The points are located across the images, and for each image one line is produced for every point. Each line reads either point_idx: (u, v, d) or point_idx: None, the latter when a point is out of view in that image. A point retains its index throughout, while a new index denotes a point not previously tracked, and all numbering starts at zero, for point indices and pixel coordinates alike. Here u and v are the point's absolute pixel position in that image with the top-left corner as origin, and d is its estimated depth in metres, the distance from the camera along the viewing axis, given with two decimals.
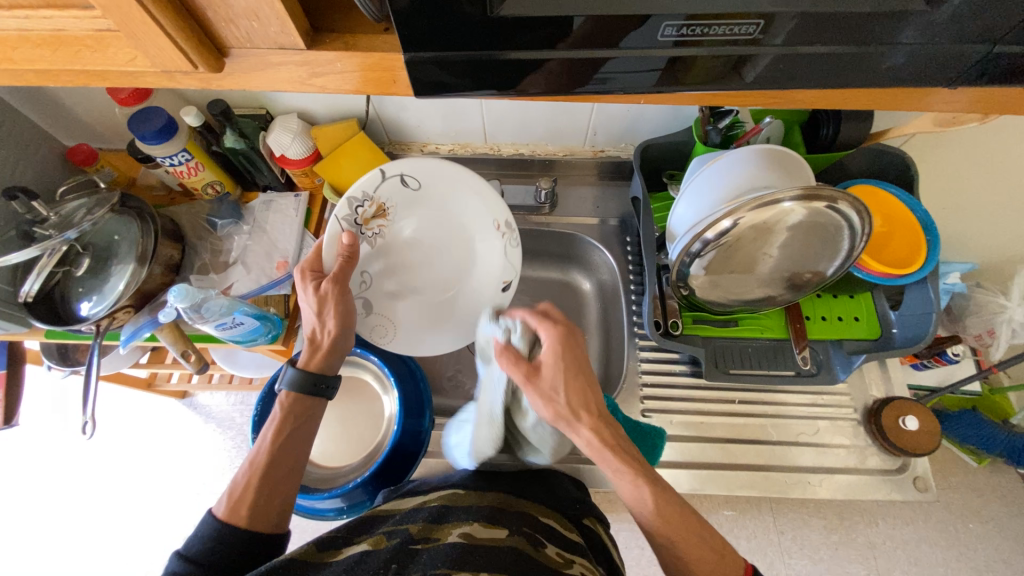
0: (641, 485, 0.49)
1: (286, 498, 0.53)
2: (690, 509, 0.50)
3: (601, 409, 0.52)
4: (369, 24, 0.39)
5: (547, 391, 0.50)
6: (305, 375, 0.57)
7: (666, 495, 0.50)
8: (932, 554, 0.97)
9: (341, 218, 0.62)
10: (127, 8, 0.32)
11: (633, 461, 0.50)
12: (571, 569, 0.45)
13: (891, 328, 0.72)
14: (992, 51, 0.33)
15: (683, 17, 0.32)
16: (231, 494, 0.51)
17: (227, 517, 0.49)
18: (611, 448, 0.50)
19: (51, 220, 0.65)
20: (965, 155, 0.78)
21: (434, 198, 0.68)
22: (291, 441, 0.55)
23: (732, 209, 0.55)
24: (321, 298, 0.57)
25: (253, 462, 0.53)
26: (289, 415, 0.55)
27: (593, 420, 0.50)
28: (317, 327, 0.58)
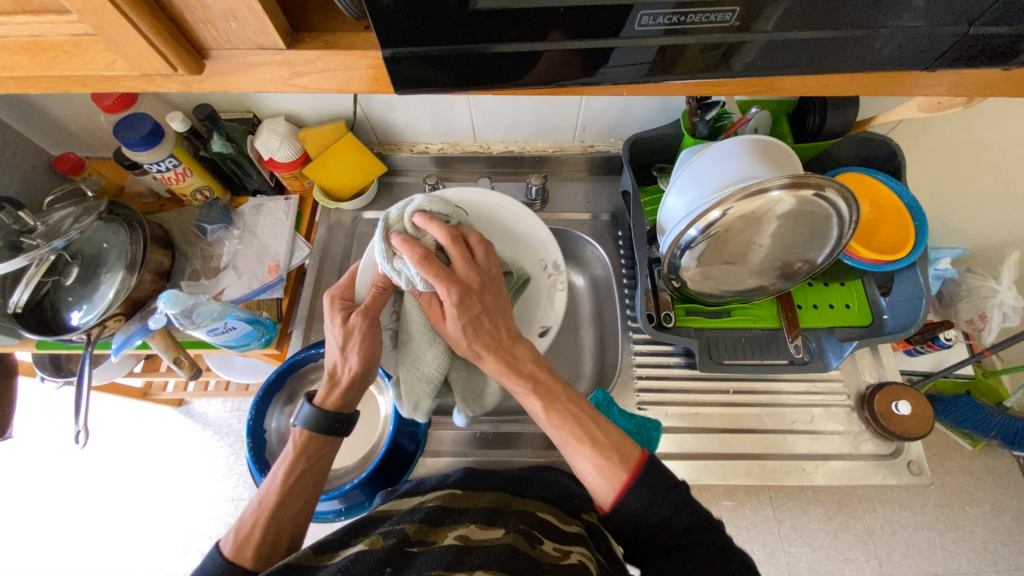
0: (538, 404, 0.56)
1: (292, 537, 0.53)
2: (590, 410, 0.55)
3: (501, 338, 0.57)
4: (349, 22, 0.39)
5: (452, 336, 0.57)
6: (320, 414, 0.56)
7: (562, 406, 0.55)
8: (930, 537, 0.98)
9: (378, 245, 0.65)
10: (102, 11, 0.32)
11: (530, 383, 0.56)
12: (568, 560, 0.46)
13: (882, 314, 0.73)
14: (968, 33, 0.33)
15: (667, 6, 0.32)
16: (239, 532, 0.52)
17: (233, 555, 0.50)
18: (511, 375, 0.57)
19: (38, 230, 0.65)
20: (952, 140, 0.79)
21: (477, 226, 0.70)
22: (301, 481, 0.55)
23: (721, 200, 0.56)
24: (347, 332, 0.57)
25: (262, 502, 0.54)
26: (301, 455, 0.55)
27: (493, 352, 0.57)
28: (338, 361, 0.58)
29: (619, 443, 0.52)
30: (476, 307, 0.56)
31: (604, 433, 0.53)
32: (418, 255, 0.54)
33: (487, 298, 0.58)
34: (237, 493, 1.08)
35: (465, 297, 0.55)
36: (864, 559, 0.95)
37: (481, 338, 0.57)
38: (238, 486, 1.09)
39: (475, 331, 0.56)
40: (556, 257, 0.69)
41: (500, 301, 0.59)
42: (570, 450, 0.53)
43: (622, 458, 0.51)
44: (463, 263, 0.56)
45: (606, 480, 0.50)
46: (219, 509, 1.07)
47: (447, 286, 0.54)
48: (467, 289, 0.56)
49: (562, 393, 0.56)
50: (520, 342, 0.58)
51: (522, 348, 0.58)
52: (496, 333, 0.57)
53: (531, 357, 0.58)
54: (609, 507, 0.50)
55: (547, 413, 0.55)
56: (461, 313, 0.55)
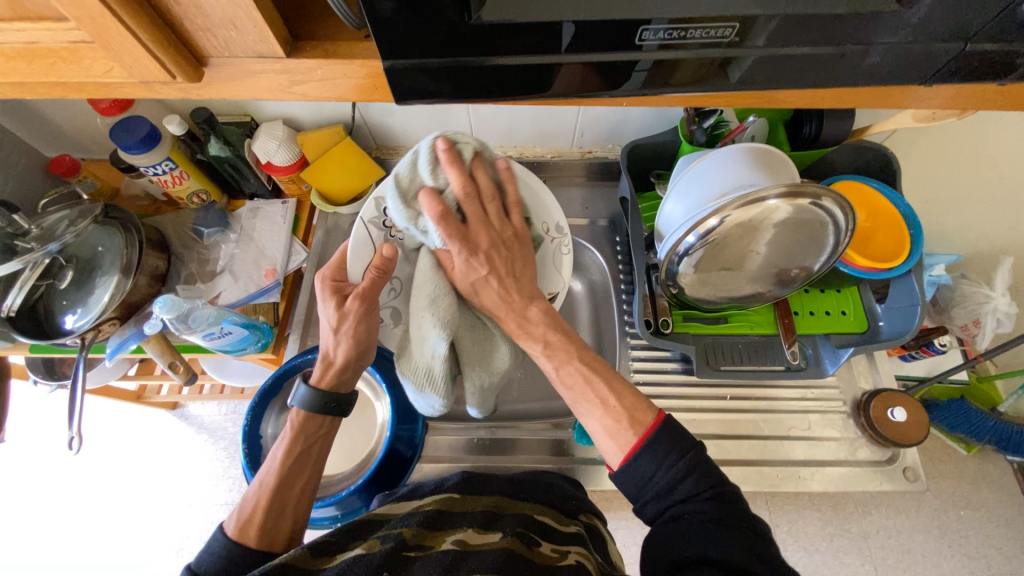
0: (548, 363, 0.56)
1: (295, 517, 0.53)
2: (603, 366, 0.56)
3: (516, 296, 0.57)
4: (349, 32, 0.39)
5: (469, 289, 0.57)
6: (318, 395, 0.56)
7: (573, 365, 0.55)
8: (925, 542, 0.98)
9: (369, 221, 0.61)
10: (100, 19, 0.32)
11: (540, 344, 0.56)
12: (565, 560, 0.46)
13: (878, 321, 0.73)
14: (964, 49, 0.34)
15: (666, 21, 0.32)
16: (241, 514, 0.52)
17: (238, 536, 0.50)
18: (521, 337, 0.57)
19: (33, 233, 0.65)
20: (946, 149, 0.80)
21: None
22: (300, 462, 0.55)
23: (719, 207, 0.56)
24: (342, 316, 0.54)
25: (263, 482, 0.53)
26: (301, 434, 0.55)
27: (504, 315, 0.57)
28: (331, 343, 0.56)
29: (630, 408, 0.52)
30: (484, 268, 0.56)
31: (616, 395, 0.53)
32: (433, 207, 0.53)
33: (497, 259, 0.57)
34: (231, 497, 1.07)
35: (472, 257, 0.55)
36: (860, 563, 0.96)
37: (492, 296, 0.57)
38: (232, 490, 1.08)
39: (485, 290, 0.57)
40: (559, 220, 0.68)
41: (512, 263, 0.57)
42: (582, 411, 0.54)
43: (631, 418, 0.51)
44: (477, 222, 0.56)
45: (615, 440, 0.51)
46: (213, 514, 1.06)
47: (456, 245, 0.54)
48: (475, 249, 0.55)
49: (574, 355, 0.55)
50: (531, 303, 0.57)
51: (535, 309, 0.57)
52: (506, 295, 0.57)
53: (542, 318, 0.57)
54: (619, 466, 0.50)
55: (558, 372, 0.56)
56: (470, 272, 0.56)
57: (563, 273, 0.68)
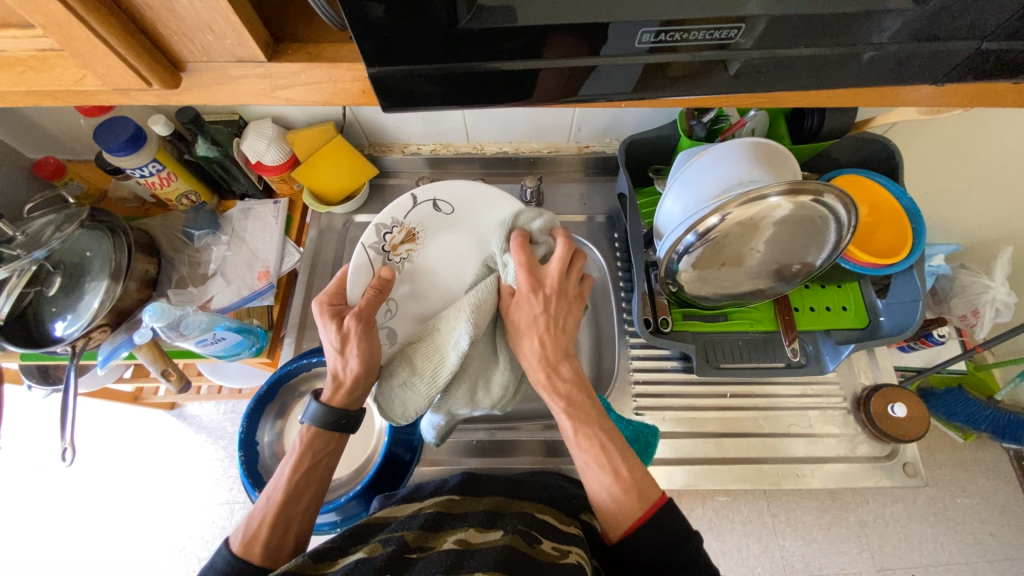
0: (567, 423, 0.56)
1: (299, 533, 0.53)
2: (616, 438, 0.56)
3: (560, 351, 0.57)
4: (333, 34, 0.38)
5: (513, 330, 0.56)
6: (326, 411, 0.55)
7: (590, 431, 0.56)
8: (922, 530, 0.99)
9: (369, 247, 0.58)
10: (67, 26, 0.30)
11: (564, 403, 0.57)
12: (566, 559, 0.46)
13: (879, 316, 0.72)
14: (980, 48, 0.32)
15: (658, 23, 0.31)
16: (248, 528, 0.51)
17: (243, 552, 0.49)
18: (547, 389, 0.57)
19: (17, 239, 0.62)
20: (948, 139, 0.78)
21: (469, 220, 0.64)
22: (309, 477, 0.55)
23: (719, 205, 0.55)
24: (343, 336, 0.53)
25: (270, 499, 0.53)
26: (309, 451, 0.55)
27: (537, 364, 0.57)
28: (339, 363, 0.55)
29: (634, 485, 0.52)
30: (543, 312, 0.56)
31: (627, 466, 0.53)
32: (522, 248, 0.55)
33: (558, 306, 0.57)
34: (231, 497, 1.07)
35: (535, 294, 0.55)
36: (857, 552, 0.96)
37: (535, 341, 0.56)
38: (232, 489, 1.08)
39: (529, 334, 0.56)
40: None
41: (565, 315, 0.58)
42: (589, 473, 0.54)
43: (635, 496, 0.51)
44: (557, 267, 0.56)
45: (619, 510, 0.51)
46: (214, 513, 1.06)
47: (528, 280, 0.54)
48: (542, 289, 0.55)
49: (594, 419, 0.56)
50: (564, 359, 0.58)
51: (568, 367, 0.58)
52: (548, 345, 0.57)
53: (571, 377, 0.58)
54: (616, 539, 0.51)
55: (574, 435, 0.56)
56: (527, 311, 0.56)
57: None
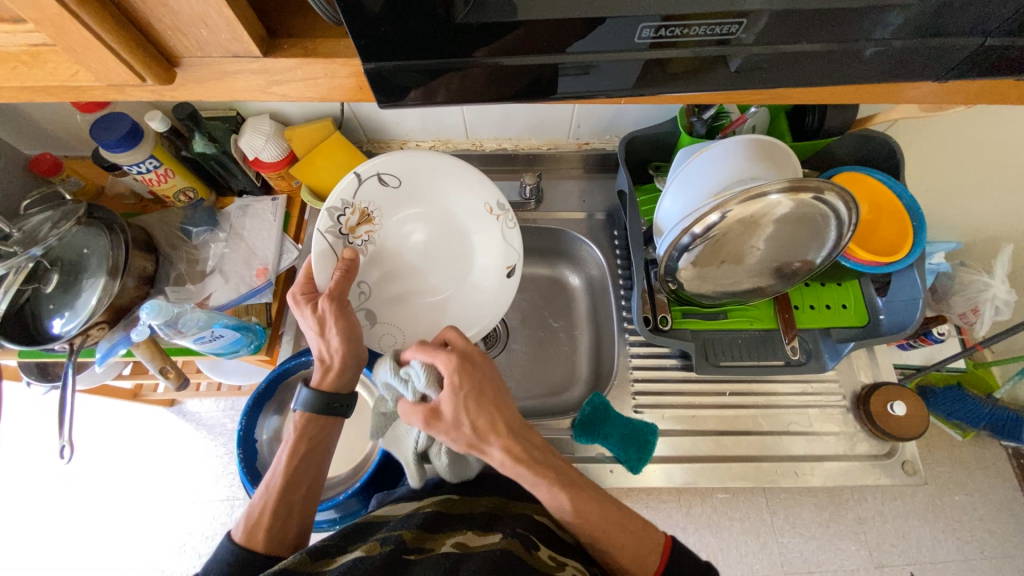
0: (560, 495, 0.51)
1: (302, 521, 0.53)
2: (611, 501, 0.53)
3: (513, 424, 0.52)
4: (330, 28, 0.38)
5: (448, 427, 0.51)
6: (319, 396, 0.55)
7: (582, 493, 0.52)
8: (920, 527, 0.99)
9: (325, 232, 0.60)
10: (59, 20, 0.30)
11: (548, 472, 0.51)
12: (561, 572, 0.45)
13: (879, 314, 0.72)
14: (984, 44, 0.32)
15: (659, 18, 0.30)
16: (250, 517, 0.52)
17: (246, 540, 0.50)
18: (525, 465, 0.50)
19: (14, 236, 0.61)
20: (950, 135, 0.78)
21: (417, 190, 0.67)
22: (308, 463, 0.54)
23: (720, 203, 0.54)
24: (319, 319, 0.55)
25: (269, 486, 0.53)
26: (304, 436, 0.55)
27: (501, 439, 0.50)
28: (323, 346, 0.56)
29: (640, 538, 0.51)
30: (479, 386, 0.51)
31: (627, 517, 0.52)
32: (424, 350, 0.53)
33: (490, 376, 0.53)
34: (231, 493, 1.07)
35: (468, 367, 0.52)
36: (855, 548, 0.97)
37: (485, 419, 0.51)
38: (232, 486, 1.08)
39: (479, 412, 0.51)
40: (499, 197, 0.68)
41: (499, 385, 0.53)
42: (603, 536, 0.51)
43: (646, 549, 0.50)
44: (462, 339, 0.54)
45: (643, 565, 0.50)
46: (213, 509, 1.06)
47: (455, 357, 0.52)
48: (470, 362, 0.53)
49: (580, 482, 0.53)
50: (528, 429, 0.54)
51: (533, 435, 0.53)
52: (499, 414, 0.51)
53: (541, 445, 0.53)
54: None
55: (572, 505, 0.50)
56: (465, 393, 0.50)
57: (517, 247, 0.69)
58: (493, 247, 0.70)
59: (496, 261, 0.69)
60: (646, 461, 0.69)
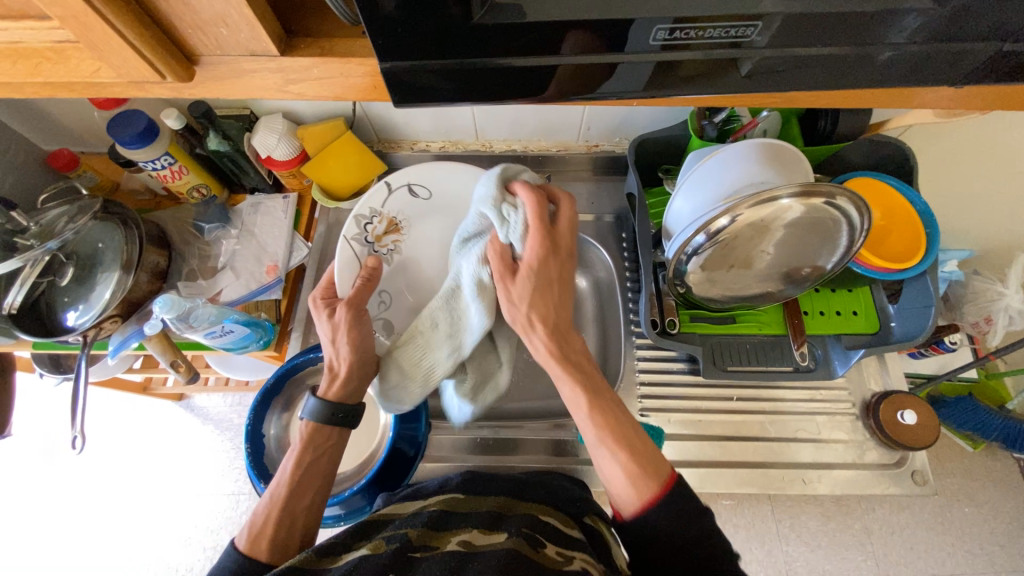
0: (581, 395, 0.54)
1: (304, 530, 0.53)
2: (629, 423, 0.53)
3: (561, 325, 0.57)
4: (345, 28, 0.38)
5: (512, 297, 0.55)
6: (326, 405, 0.57)
7: (602, 400, 0.53)
8: (929, 538, 0.97)
9: (352, 239, 0.65)
10: (84, 18, 0.31)
11: (574, 371, 0.55)
12: (570, 564, 0.45)
13: (890, 322, 0.71)
14: (1002, 50, 0.32)
15: (673, 20, 0.30)
16: (253, 527, 0.50)
17: (249, 550, 0.48)
18: (560, 354, 0.56)
19: (31, 230, 0.63)
20: (965, 141, 0.77)
21: (446, 204, 0.70)
22: (311, 472, 0.55)
23: (730, 206, 0.54)
24: (335, 325, 0.58)
25: (274, 496, 0.53)
26: (309, 445, 0.56)
27: (549, 325, 0.56)
28: (333, 354, 0.58)
29: (649, 457, 0.50)
30: (553, 274, 0.56)
31: (639, 441, 0.51)
32: (531, 207, 0.54)
33: (564, 275, 0.57)
34: (237, 488, 1.08)
35: (550, 257, 0.55)
36: (862, 559, 0.95)
37: (540, 310, 0.56)
38: (238, 481, 1.09)
39: (537, 301, 0.56)
40: None
41: (566, 286, 0.58)
42: (599, 444, 0.52)
43: (650, 470, 0.49)
44: (564, 233, 0.57)
45: (635, 486, 0.49)
46: (219, 503, 1.07)
47: (542, 242, 0.54)
48: (553, 252, 0.56)
49: (607, 395, 0.54)
50: (572, 331, 0.58)
51: (573, 338, 0.58)
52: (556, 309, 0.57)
53: (579, 349, 0.57)
54: (630, 515, 0.48)
55: (588, 409, 0.53)
56: (544, 274, 0.56)
57: None
58: None
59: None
60: None
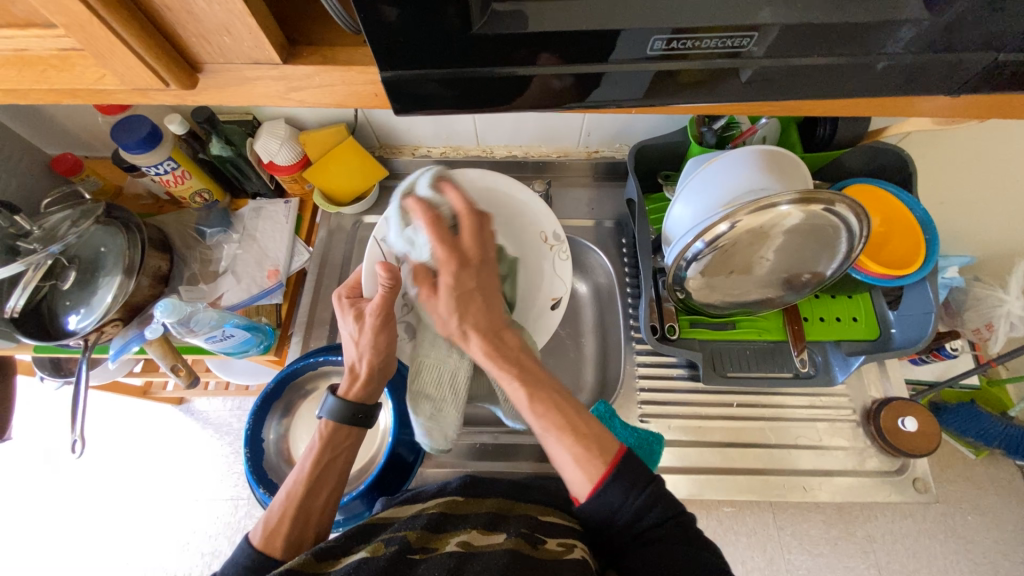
0: (520, 390, 0.53)
1: (318, 529, 0.53)
2: (574, 407, 0.52)
3: (494, 326, 0.57)
4: (347, 37, 0.38)
5: (442, 313, 0.57)
6: (345, 404, 0.56)
7: (542, 392, 0.52)
8: (931, 547, 0.97)
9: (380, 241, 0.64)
10: (89, 27, 0.31)
11: (513, 368, 0.54)
12: (571, 554, 0.46)
13: (890, 328, 0.71)
14: (998, 60, 0.32)
15: (670, 30, 0.31)
16: (268, 522, 0.51)
17: (264, 545, 0.49)
18: (496, 356, 0.55)
19: (35, 234, 0.64)
20: (964, 149, 0.77)
21: None
22: (329, 473, 0.55)
23: (728, 213, 0.54)
24: (361, 329, 0.55)
25: (291, 492, 0.53)
26: (329, 445, 0.56)
27: (481, 330, 0.56)
28: (356, 355, 0.57)
29: (598, 440, 0.49)
30: (472, 281, 0.57)
31: (585, 423, 0.50)
32: (426, 221, 0.55)
33: (483, 275, 0.58)
34: (236, 492, 1.08)
35: (461, 264, 0.56)
36: (864, 567, 0.95)
37: (469, 320, 0.56)
38: (237, 485, 1.09)
39: (460, 310, 0.56)
40: (556, 227, 0.70)
41: (489, 282, 0.58)
42: (549, 440, 0.51)
43: (598, 454, 0.48)
44: (469, 236, 0.57)
45: (584, 470, 0.48)
46: (219, 508, 1.07)
47: (446, 255, 0.55)
48: (463, 260, 0.56)
49: (544, 384, 0.53)
50: (507, 327, 0.58)
51: (509, 334, 0.57)
52: (485, 313, 0.57)
53: (515, 343, 0.57)
54: (583, 499, 0.48)
55: (530, 402, 0.52)
56: (461, 283, 0.56)
57: (563, 278, 0.72)
58: (539, 276, 0.72)
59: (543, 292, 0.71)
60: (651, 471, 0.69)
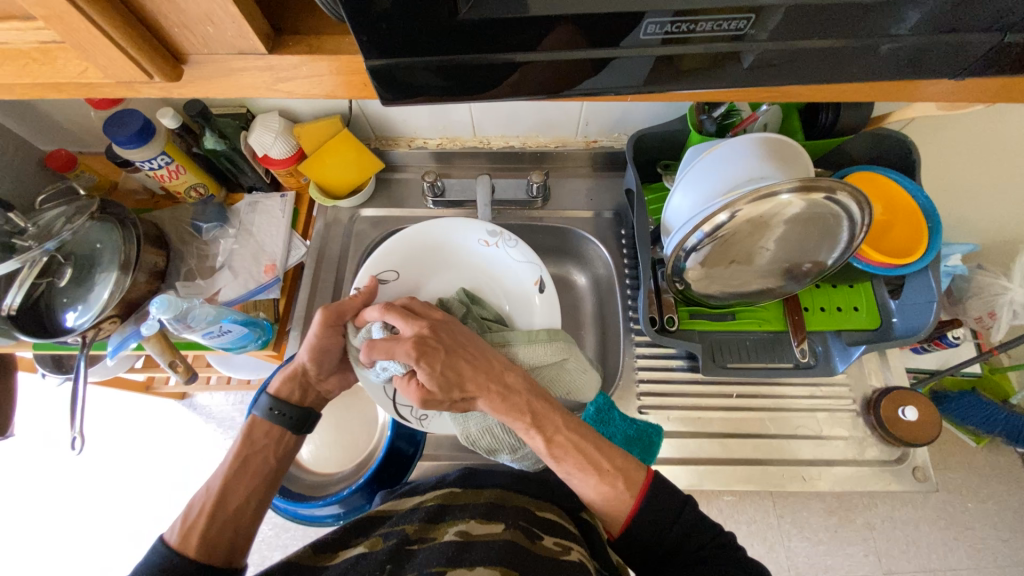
0: (537, 438, 0.54)
1: (235, 523, 0.53)
2: (594, 438, 0.55)
3: (492, 378, 0.56)
4: (333, 25, 0.38)
5: (442, 397, 0.54)
6: (269, 400, 0.60)
7: (562, 435, 0.54)
8: (931, 534, 0.97)
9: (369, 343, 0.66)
10: (68, 18, 0.30)
11: (525, 413, 0.54)
12: (567, 554, 0.46)
13: (891, 318, 0.71)
14: (1004, 40, 0.31)
15: (669, 13, 0.30)
16: (185, 520, 0.52)
17: (178, 543, 0.50)
18: (509, 409, 0.55)
19: (29, 231, 0.63)
20: (967, 134, 0.76)
21: (414, 264, 0.73)
22: (245, 464, 0.57)
23: (729, 202, 0.53)
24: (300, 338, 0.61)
25: (208, 490, 0.55)
26: (247, 438, 0.58)
27: (482, 392, 0.55)
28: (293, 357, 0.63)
29: (623, 470, 0.53)
30: (444, 354, 0.55)
31: (608, 458, 0.54)
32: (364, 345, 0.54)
33: (444, 337, 0.57)
34: None
35: (420, 344, 0.54)
36: (864, 555, 0.95)
37: (470, 388, 0.55)
38: None
39: (454, 383, 0.54)
40: (489, 227, 0.73)
41: (459, 338, 0.58)
42: (574, 480, 0.54)
43: (626, 485, 0.52)
44: (405, 319, 0.57)
45: (614, 505, 0.52)
46: None
47: (407, 348, 0.54)
48: (420, 341, 0.55)
49: (560, 424, 0.55)
50: (507, 368, 0.57)
51: (513, 376, 0.57)
52: (476, 376, 0.56)
53: (520, 383, 0.56)
54: (619, 532, 0.52)
55: (550, 446, 0.54)
56: (434, 366, 0.54)
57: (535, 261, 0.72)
58: (507, 272, 0.74)
59: (525, 283, 0.73)
60: (653, 456, 0.69)
